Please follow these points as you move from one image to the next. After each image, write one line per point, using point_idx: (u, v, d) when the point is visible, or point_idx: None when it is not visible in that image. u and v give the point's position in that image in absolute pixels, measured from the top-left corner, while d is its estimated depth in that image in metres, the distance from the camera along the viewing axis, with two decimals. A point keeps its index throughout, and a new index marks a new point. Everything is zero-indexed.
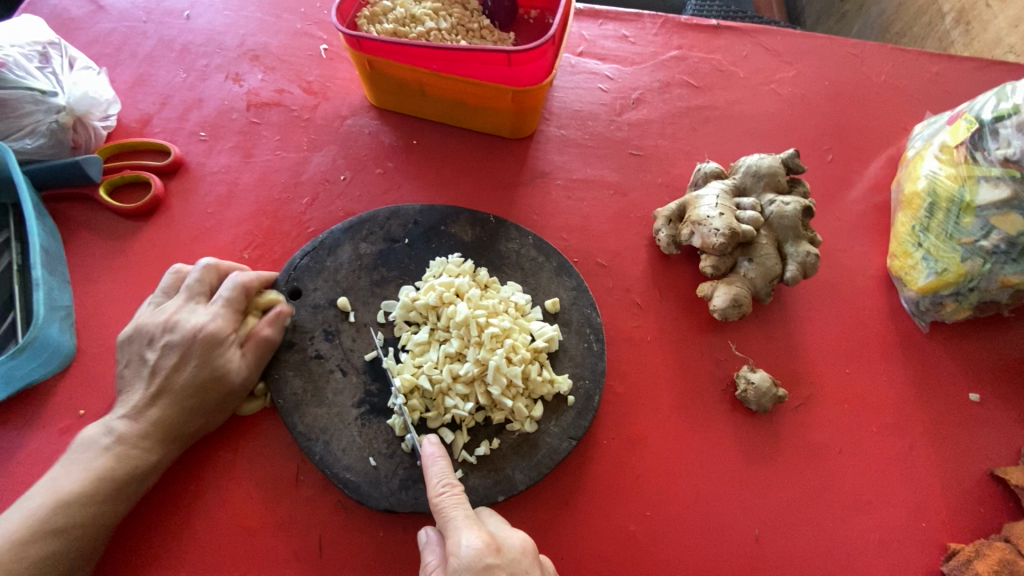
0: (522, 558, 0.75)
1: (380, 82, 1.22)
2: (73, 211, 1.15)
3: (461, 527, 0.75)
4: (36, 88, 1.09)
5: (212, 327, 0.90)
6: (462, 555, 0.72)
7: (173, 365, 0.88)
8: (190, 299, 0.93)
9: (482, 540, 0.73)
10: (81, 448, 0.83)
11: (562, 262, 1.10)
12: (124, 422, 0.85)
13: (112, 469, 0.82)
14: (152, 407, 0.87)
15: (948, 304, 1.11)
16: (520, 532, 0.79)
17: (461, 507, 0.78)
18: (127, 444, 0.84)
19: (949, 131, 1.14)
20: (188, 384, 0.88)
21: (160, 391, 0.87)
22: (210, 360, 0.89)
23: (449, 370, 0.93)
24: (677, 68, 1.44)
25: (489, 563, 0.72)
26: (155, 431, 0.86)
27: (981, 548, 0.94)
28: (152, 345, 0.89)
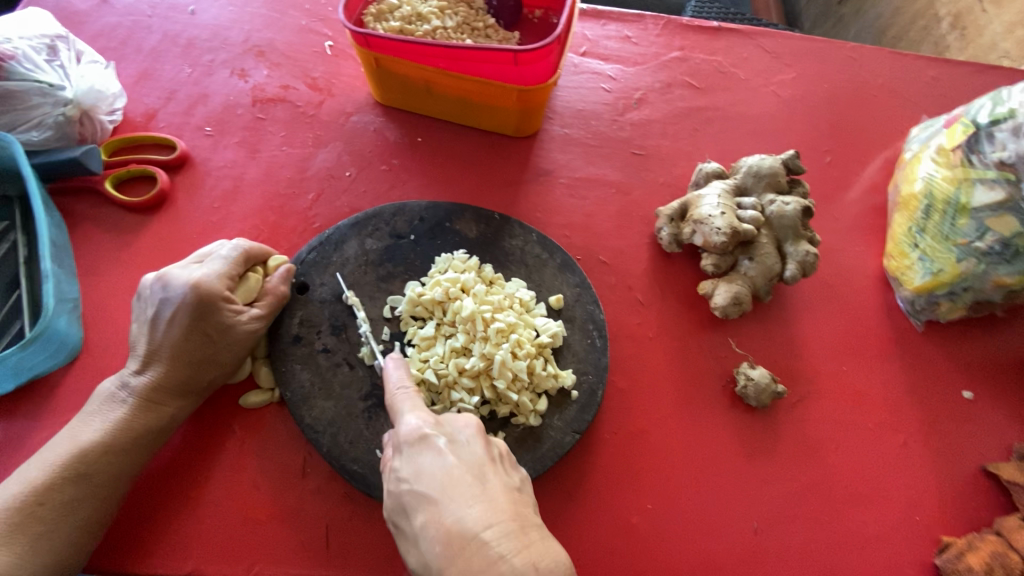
0: (465, 430, 0.74)
1: (386, 79, 1.23)
2: (79, 204, 1.15)
3: (404, 408, 0.76)
4: (44, 81, 1.10)
5: (204, 282, 0.89)
6: (402, 430, 0.73)
7: (170, 321, 0.88)
8: (192, 262, 0.94)
9: (421, 418, 0.74)
10: (99, 401, 0.87)
11: (566, 259, 1.12)
12: (134, 377, 0.89)
13: (123, 422, 0.85)
14: (156, 363, 0.89)
15: (943, 303, 1.13)
16: (470, 415, 0.78)
17: (408, 392, 0.79)
18: (136, 399, 0.87)
19: (945, 134, 1.16)
20: (186, 339, 0.88)
21: (162, 348, 0.89)
22: (203, 316, 0.88)
23: (455, 364, 0.95)
24: (679, 69, 1.46)
25: (425, 431, 0.72)
26: (158, 387, 0.88)
27: (974, 541, 0.96)
28: (152, 303, 0.90)
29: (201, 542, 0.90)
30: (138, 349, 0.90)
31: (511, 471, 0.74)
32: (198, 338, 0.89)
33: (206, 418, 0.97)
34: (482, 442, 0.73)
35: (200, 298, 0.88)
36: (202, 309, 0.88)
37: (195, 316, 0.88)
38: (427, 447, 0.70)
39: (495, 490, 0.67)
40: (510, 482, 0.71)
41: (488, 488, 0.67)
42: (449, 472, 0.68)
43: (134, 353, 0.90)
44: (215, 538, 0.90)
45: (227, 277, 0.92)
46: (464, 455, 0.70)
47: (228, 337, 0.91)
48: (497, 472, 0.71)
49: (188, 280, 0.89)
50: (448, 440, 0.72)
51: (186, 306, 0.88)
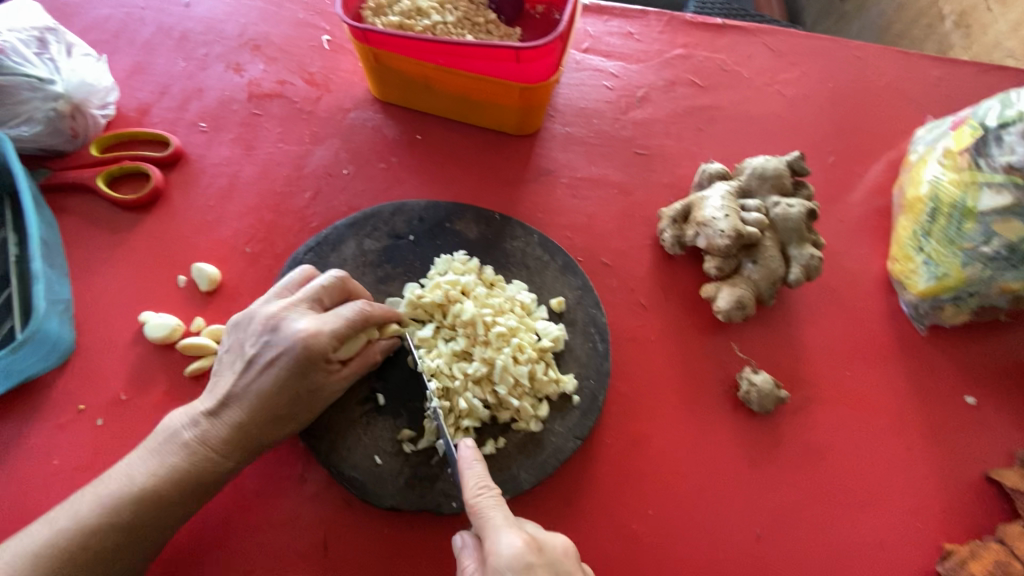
0: (564, 560, 0.71)
1: (385, 75, 1.20)
2: (71, 201, 1.13)
3: (500, 527, 0.71)
4: (34, 75, 1.07)
5: (316, 338, 0.80)
6: (503, 555, 0.67)
7: (264, 369, 0.81)
8: (309, 304, 0.85)
9: (522, 539, 0.69)
10: (167, 436, 0.81)
11: (567, 261, 1.10)
12: (206, 419, 0.81)
13: (187, 470, 0.79)
14: (234, 411, 0.81)
15: (947, 307, 1.12)
16: (560, 535, 0.75)
17: (499, 507, 0.74)
18: (204, 448, 0.80)
19: (953, 137, 1.14)
20: (274, 394, 0.81)
21: (246, 396, 0.81)
22: (300, 374, 0.81)
23: (456, 369, 0.93)
24: (682, 66, 1.43)
25: (532, 563, 0.67)
26: (229, 439, 0.81)
27: (977, 549, 0.96)
28: (251, 340, 0.83)
29: (194, 546, 0.88)
30: (221, 388, 0.83)
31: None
32: (286, 394, 0.81)
33: None
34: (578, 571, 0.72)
35: (305, 355, 0.80)
36: (301, 367, 0.80)
37: (291, 373, 0.80)
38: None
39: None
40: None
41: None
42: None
43: (214, 389, 0.83)
44: (208, 542, 0.89)
45: (343, 331, 0.83)
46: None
47: (314, 396, 0.84)
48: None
49: (302, 329, 0.80)
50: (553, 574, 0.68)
51: (287, 360, 0.80)
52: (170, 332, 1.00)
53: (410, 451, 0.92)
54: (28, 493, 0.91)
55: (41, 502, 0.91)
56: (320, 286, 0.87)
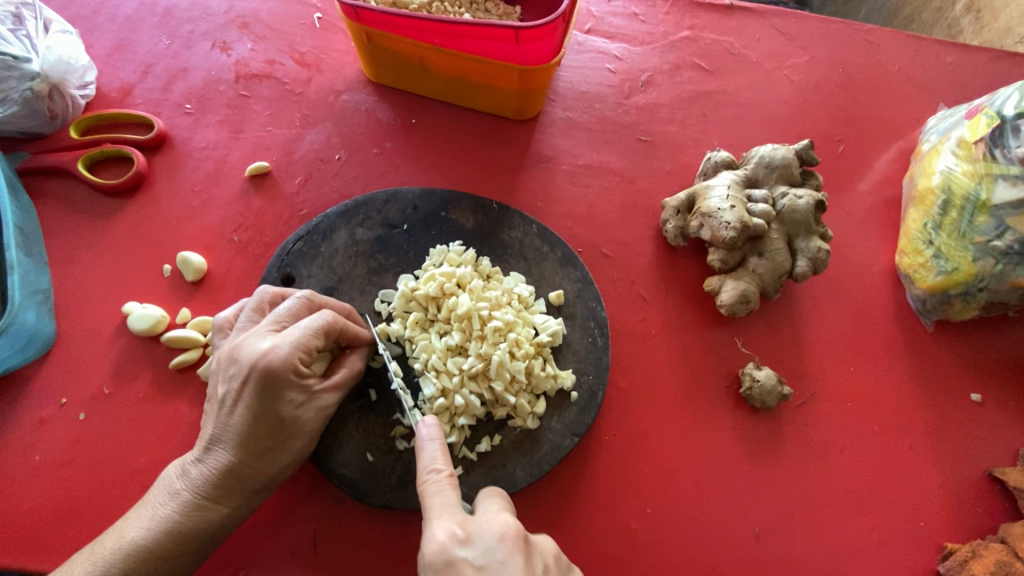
0: (499, 547, 0.62)
1: (378, 55, 1.15)
2: (50, 186, 1.08)
3: (432, 519, 0.65)
4: (9, 53, 1.01)
5: (276, 359, 0.71)
6: (428, 549, 0.63)
7: (235, 403, 0.73)
8: (271, 326, 0.76)
9: (448, 532, 0.63)
10: (157, 493, 0.75)
11: (567, 252, 1.06)
12: (192, 466, 0.75)
13: (180, 523, 0.73)
14: (217, 453, 0.74)
15: (956, 303, 1.09)
16: (508, 517, 0.65)
17: (440, 496, 0.68)
18: (194, 497, 0.74)
19: (967, 126, 1.11)
20: (250, 427, 0.73)
21: (224, 435, 0.74)
22: (268, 400, 0.72)
23: (451, 364, 0.90)
24: (688, 49, 1.38)
25: (453, 556, 0.61)
26: (216, 483, 0.74)
27: (978, 548, 0.94)
28: (219, 376, 0.76)
29: None
30: (203, 431, 0.76)
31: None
32: (264, 425, 0.74)
33: (191, 417, 0.94)
34: (522, 558, 0.62)
35: (270, 378, 0.71)
36: (268, 391, 0.72)
37: (259, 399, 0.72)
38: None
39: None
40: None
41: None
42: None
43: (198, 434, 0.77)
44: None
45: (308, 345, 0.74)
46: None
47: (297, 420, 0.77)
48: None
49: (259, 350, 0.72)
50: (479, 567, 0.61)
51: (251, 386, 0.72)
52: (156, 323, 0.97)
53: (403, 448, 0.89)
54: (8, 489, 0.88)
55: (21, 498, 0.88)
56: (284, 306, 0.79)
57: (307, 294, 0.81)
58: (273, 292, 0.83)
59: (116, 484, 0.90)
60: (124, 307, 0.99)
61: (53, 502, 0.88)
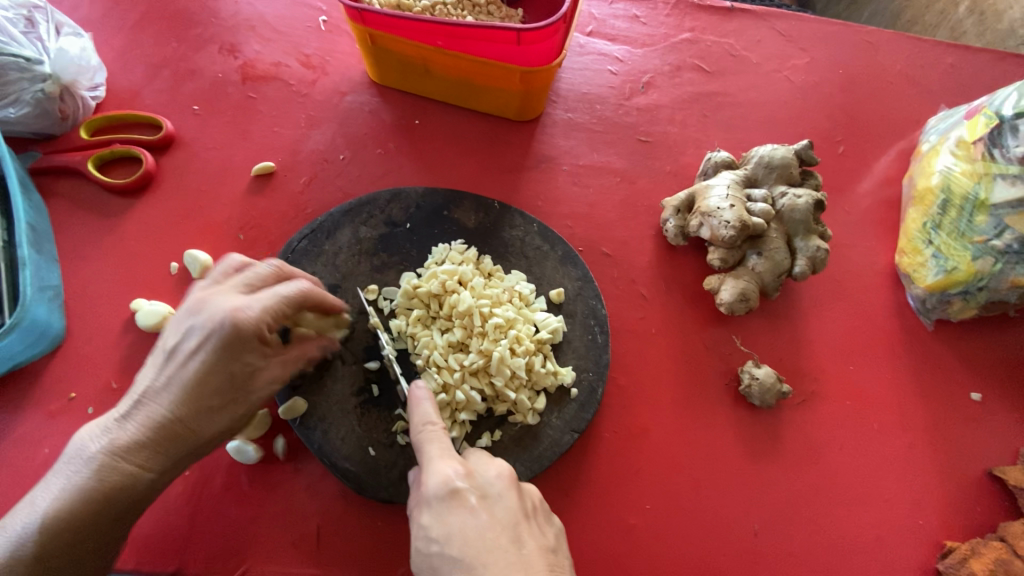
0: (497, 482, 0.68)
1: (382, 58, 1.17)
2: (61, 185, 1.10)
3: (431, 457, 0.70)
4: (22, 56, 1.04)
5: (244, 317, 0.71)
6: (429, 484, 0.66)
7: (187, 358, 0.71)
8: (240, 287, 0.76)
9: (450, 466, 0.67)
10: (78, 448, 0.70)
11: (568, 251, 1.07)
12: (124, 422, 0.71)
13: (104, 482, 0.68)
14: (156, 407, 0.72)
15: (955, 302, 1.09)
16: (501, 462, 0.71)
17: (436, 438, 0.72)
18: (125, 453, 0.70)
19: (966, 126, 1.12)
20: (200, 383, 0.71)
21: (167, 388, 0.72)
22: (227, 358, 0.71)
23: (452, 360, 0.91)
24: (688, 51, 1.39)
25: (455, 486, 0.65)
26: (151, 438, 0.71)
27: (977, 547, 0.95)
28: (174, 329, 0.74)
29: (186, 536, 0.88)
30: (142, 385, 0.73)
31: (547, 529, 0.68)
32: (216, 382, 0.72)
33: None
34: (516, 493, 0.68)
35: (235, 337, 0.70)
36: (228, 350, 0.71)
37: (216, 356, 0.70)
38: (459, 506, 0.64)
39: (532, 555, 0.62)
40: (545, 541, 0.65)
41: (522, 552, 0.61)
42: (481, 533, 0.61)
43: (134, 389, 0.74)
44: (201, 533, 0.88)
45: (278, 312, 0.74)
46: (496, 512, 0.64)
47: (250, 384, 0.75)
48: (531, 532, 0.65)
49: (228, 307, 0.71)
50: (480, 496, 0.66)
51: (211, 342, 0.70)
52: (163, 319, 0.99)
53: (405, 442, 0.90)
54: (19, 482, 0.90)
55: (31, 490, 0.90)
56: (256, 272, 0.79)
57: (280, 263, 0.82)
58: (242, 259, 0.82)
59: None
60: (132, 304, 1.01)
61: None
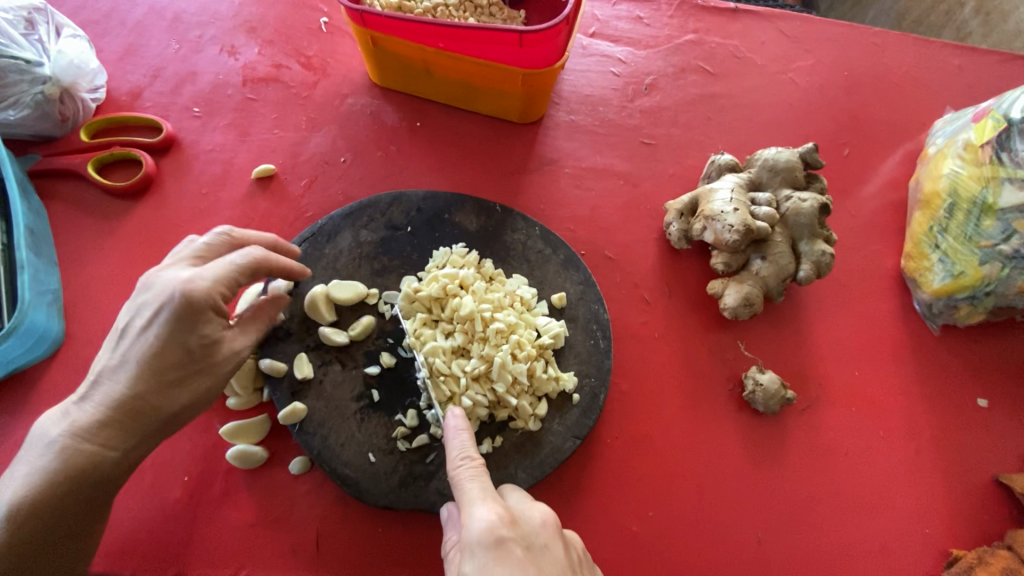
0: (542, 531, 0.67)
1: (384, 59, 1.16)
2: (60, 187, 1.10)
3: (475, 499, 0.68)
4: (22, 58, 1.03)
5: (196, 286, 0.70)
6: (474, 529, 0.65)
7: (142, 332, 0.70)
8: (191, 259, 0.75)
9: (496, 512, 0.66)
10: (40, 433, 0.69)
11: (570, 255, 1.06)
12: (84, 402, 0.70)
13: (68, 461, 0.67)
14: (115, 385, 0.70)
15: (962, 307, 1.08)
16: (544, 508, 0.71)
17: (478, 480, 0.71)
18: (87, 433, 0.69)
19: (973, 129, 1.11)
20: (157, 357, 0.70)
21: (125, 364, 0.70)
22: (181, 328, 0.70)
23: (454, 366, 0.91)
24: (692, 52, 1.38)
25: (503, 535, 0.64)
26: (112, 416, 0.69)
27: (985, 555, 0.93)
28: (128, 307, 0.72)
29: (185, 543, 0.87)
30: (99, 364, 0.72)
31: None
32: (174, 355, 0.71)
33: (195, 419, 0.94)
34: (562, 544, 0.67)
35: (189, 308, 0.70)
36: (182, 320, 0.70)
37: (170, 327, 0.70)
38: (508, 557, 0.62)
39: None
40: None
41: None
42: None
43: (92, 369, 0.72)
44: (200, 539, 0.87)
45: (231, 281, 0.74)
46: (545, 565, 0.64)
47: (209, 355, 0.74)
48: None
49: (179, 278, 0.71)
50: (527, 547, 0.64)
51: (166, 314, 0.69)
52: None
53: (405, 449, 0.90)
54: None
55: None
56: (204, 242, 0.78)
57: (228, 229, 0.80)
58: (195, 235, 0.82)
59: None
60: None
61: None
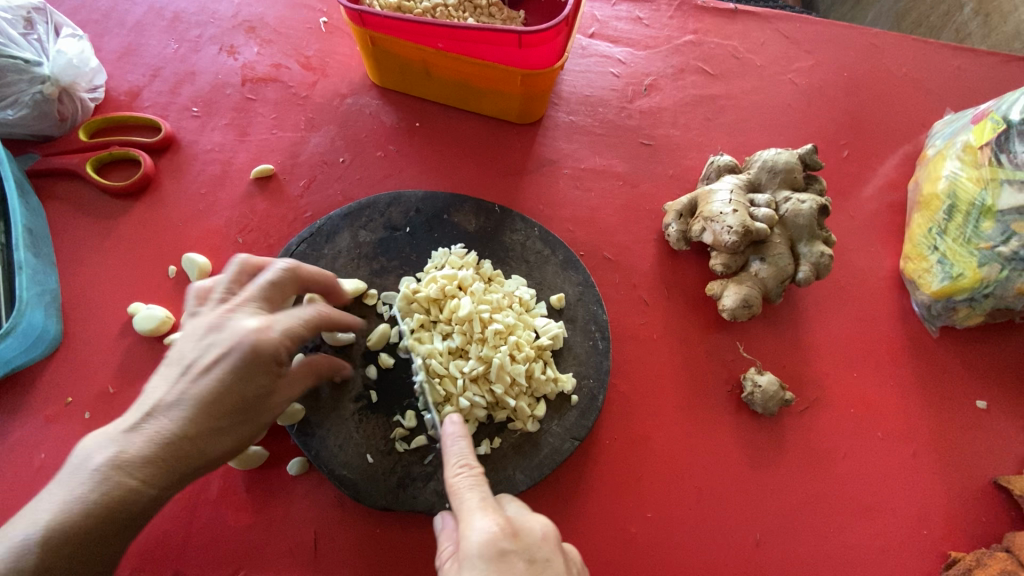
0: (544, 544, 0.66)
1: (383, 60, 1.16)
2: (58, 187, 1.10)
3: (475, 510, 0.68)
4: (21, 57, 1.03)
5: (269, 337, 0.70)
6: (474, 541, 0.64)
7: (205, 370, 0.68)
8: (260, 300, 0.74)
9: (496, 524, 0.65)
10: (79, 459, 0.63)
11: (568, 256, 1.06)
12: (129, 434, 0.65)
13: (109, 497, 0.61)
14: (166, 421, 0.66)
15: (961, 309, 1.08)
16: (544, 519, 0.70)
17: (478, 489, 0.71)
18: (133, 469, 0.63)
19: (972, 131, 1.11)
20: (216, 400, 0.67)
21: (180, 402, 0.66)
22: (248, 374, 0.68)
23: (453, 367, 0.90)
24: (692, 53, 1.38)
25: (504, 548, 0.64)
26: (160, 455, 0.65)
27: (982, 557, 0.93)
28: (189, 341, 0.69)
29: (183, 544, 0.87)
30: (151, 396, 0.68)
31: None
32: (234, 400, 0.68)
33: None
34: (561, 558, 0.67)
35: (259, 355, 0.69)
36: (250, 366, 0.68)
37: (238, 372, 0.68)
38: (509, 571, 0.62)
39: None
40: None
41: None
42: None
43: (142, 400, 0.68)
44: (198, 540, 0.87)
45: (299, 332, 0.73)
46: None
47: (264, 402, 0.72)
48: None
49: (252, 325, 0.70)
50: (529, 561, 0.64)
51: (233, 358, 0.68)
52: (161, 323, 0.98)
53: (403, 450, 0.90)
54: (15, 487, 0.89)
55: (28, 496, 0.89)
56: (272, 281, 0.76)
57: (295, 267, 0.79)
58: (252, 264, 0.79)
59: None
60: (129, 308, 1.01)
61: None
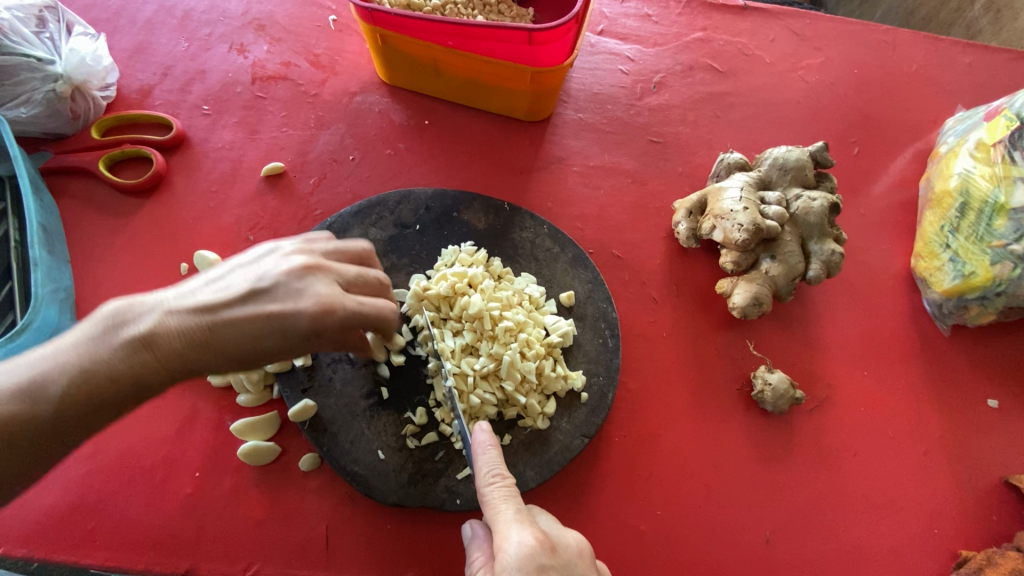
0: (579, 560, 0.69)
1: (392, 58, 1.16)
2: (71, 185, 1.10)
3: (512, 523, 0.69)
4: (34, 56, 1.04)
5: (329, 317, 0.65)
6: (514, 554, 0.65)
7: (257, 307, 0.63)
8: (344, 277, 0.70)
9: (535, 538, 0.67)
10: (119, 314, 0.61)
11: (578, 254, 1.07)
12: (165, 319, 0.61)
13: (113, 374, 0.60)
14: (195, 328, 0.62)
15: (973, 307, 1.07)
16: (576, 534, 0.72)
17: (512, 501, 0.72)
18: (143, 361, 0.60)
19: (986, 128, 1.10)
20: (245, 339, 0.63)
21: (218, 321, 0.62)
22: (287, 336, 0.64)
23: (464, 364, 0.91)
24: (700, 50, 1.38)
25: (544, 563, 0.65)
26: (170, 360, 0.61)
27: (993, 556, 0.92)
28: (262, 270, 0.65)
29: (196, 539, 0.88)
30: (207, 291, 0.64)
31: None
32: (259, 349, 0.64)
33: (205, 416, 0.95)
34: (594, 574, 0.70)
35: (313, 326, 0.64)
36: (294, 330, 0.64)
37: (281, 329, 0.64)
38: None
39: None
40: None
41: None
42: None
43: (199, 287, 0.64)
44: (211, 536, 0.88)
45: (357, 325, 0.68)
46: None
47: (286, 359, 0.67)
48: None
49: (323, 296, 0.65)
50: None
51: (290, 314, 0.64)
52: None
53: (413, 446, 0.90)
54: None
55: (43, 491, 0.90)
56: (364, 272, 0.72)
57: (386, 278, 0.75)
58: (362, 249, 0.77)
59: (128, 479, 0.90)
60: None
61: (70, 495, 0.89)
